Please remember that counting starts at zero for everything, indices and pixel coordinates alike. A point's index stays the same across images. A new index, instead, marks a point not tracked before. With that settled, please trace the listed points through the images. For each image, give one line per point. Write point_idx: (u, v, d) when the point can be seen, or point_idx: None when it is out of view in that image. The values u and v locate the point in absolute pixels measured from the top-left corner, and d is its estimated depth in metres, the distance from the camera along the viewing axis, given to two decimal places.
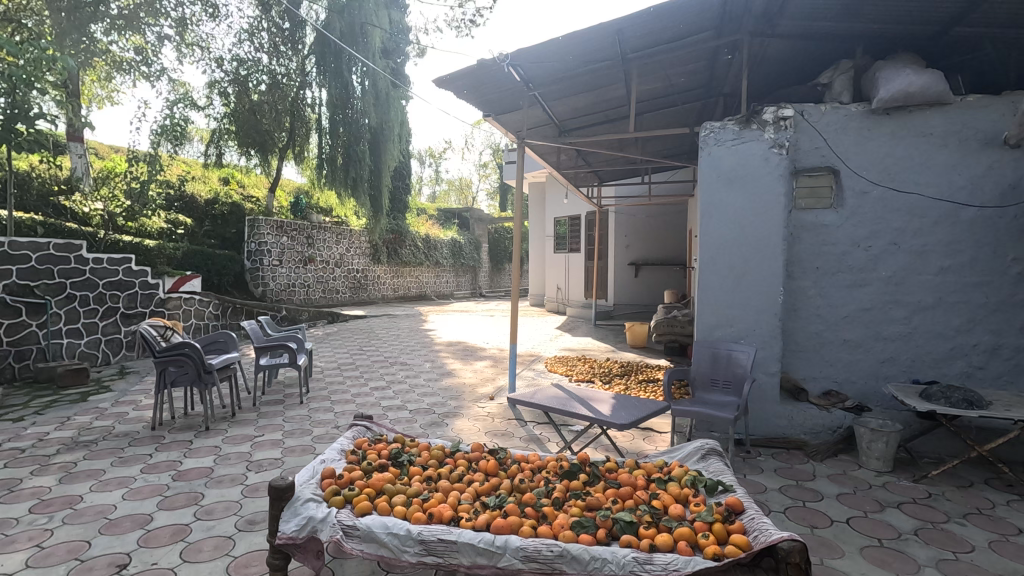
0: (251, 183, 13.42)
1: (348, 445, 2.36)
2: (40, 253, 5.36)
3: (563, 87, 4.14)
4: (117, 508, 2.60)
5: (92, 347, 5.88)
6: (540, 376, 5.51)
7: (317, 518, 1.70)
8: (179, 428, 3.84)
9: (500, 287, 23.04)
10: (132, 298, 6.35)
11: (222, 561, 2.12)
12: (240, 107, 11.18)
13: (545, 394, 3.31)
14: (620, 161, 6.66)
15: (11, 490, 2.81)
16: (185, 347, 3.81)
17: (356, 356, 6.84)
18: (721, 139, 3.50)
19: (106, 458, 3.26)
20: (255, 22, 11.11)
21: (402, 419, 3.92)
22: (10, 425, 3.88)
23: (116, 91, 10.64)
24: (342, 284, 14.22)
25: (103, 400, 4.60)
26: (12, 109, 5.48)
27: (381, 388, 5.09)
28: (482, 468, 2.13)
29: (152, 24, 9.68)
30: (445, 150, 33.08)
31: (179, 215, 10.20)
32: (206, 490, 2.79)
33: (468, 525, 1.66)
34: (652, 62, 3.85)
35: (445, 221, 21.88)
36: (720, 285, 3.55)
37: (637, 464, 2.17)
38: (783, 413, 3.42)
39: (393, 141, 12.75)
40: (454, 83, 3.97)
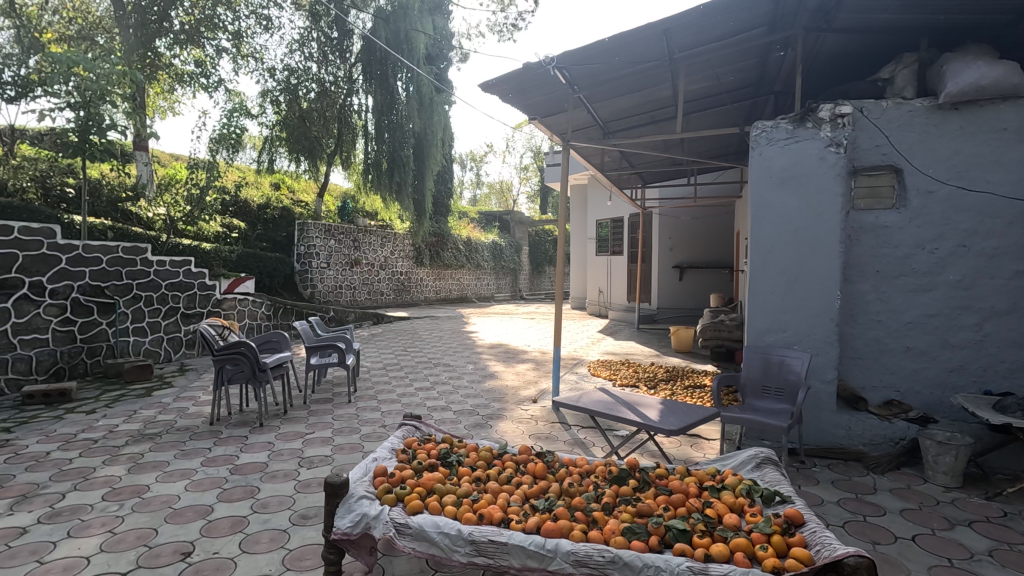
0: (301, 189, 13.91)
1: (398, 444, 2.40)
2: (111, 256, 5.69)
3: (608, 88, 4.11)
4: (180, 498, 2.73)
5: (155, 344, 6.22)
6: (584, 379, 5.48)
7: (370, 514, 1.73)
8: (235, 424, 4.01)
9: (540, 290, 23.03)
10: (192, 298, 6.66)
11: (278, 553, 2.20)
12: (291, 115, 11.59)
13: (591, 397, 3.28)
14: (664, 163, 6.54)
15: (85, 478, 2.99)
16: (242, 347, 3.96)
17: (401, 356, 6.97)
18: (773, 139, 3.40)
19: (170, 451, 3.43)
20: (305, 32, 11.55)
21: (448, 420, 3.97)
22: (83, 417, 4.14)
23: (177, 102, 11.23)
24: (386, 286, 14.52)
25: (166, 395, 4.85)
26: (87, 122, 5.85)
27: (426, 388, 5.17)
28: (529, 471, 2.13)
29: (211, 38, 10.10)
30: (487, 154, 33.39)
31: (233, 220, 10.67)
32: (261, 485, 2.90)
33: (519, 527, 1.66)
34: (700, 61, 3.77)
35: (486, 223, 22.06)
36: (772, 289, 3.44)
37: (689, 471, 2.12)
38: (840, 422, 3.28)
39: (436, 146, 12.95)
40: (501, 87, 4.00)
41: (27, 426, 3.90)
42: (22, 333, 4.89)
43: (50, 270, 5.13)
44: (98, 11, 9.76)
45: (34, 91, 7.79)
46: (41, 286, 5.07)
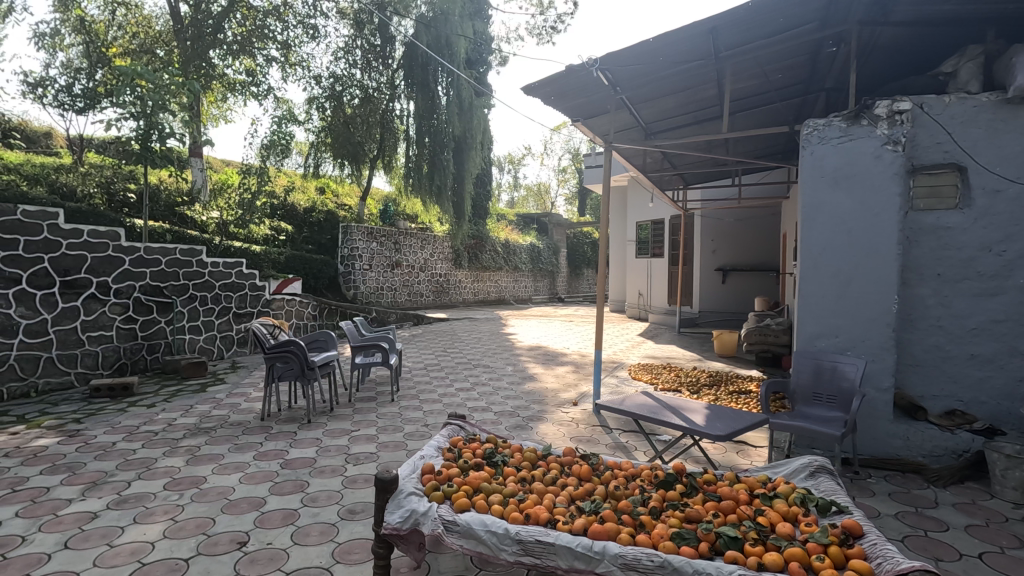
0: (344, 193, 14.32)
1: (444, 442, 2.45)
2: (169, 258, 5.97)
3: (652, 89, 4.06)
4: (234, 490, 2.85)
5: (209, 342, 6.50)
6: (624, 383, 5.42)
7: (419, 511, 1.77)
8: (285, 420, 4.14)
9: (578, 292, 22.93)
10: (243, 298, 6.93)
11: (328, 546, 2.26)
12: (336, 121, 11.96)
13: (634, 401, 3.24)
14: (708, 163, 6.41)
15: (148, 468, 3.15)
16: (291, 345, 4.10)
17: (441, 357, 7.08)
18: (825, 137, 3.30)
19: (224, 444, 3.58)
20: (349, 41, 11.92)
21: (489, 420, 4.00)
22: (145, 410, 4.37)
23: (229, 110, 11.72)
24: (426, 288, 14.73)
25: (220, 391, 5.05)
26: (147, 130, 6.18)
27: (467, 389, 5.23)
28: (575, 472, 2.13)
29: (262, 48, 10.49)
30: (524, 156, 33.55)
31: (281, 223, 11.09)
32: (311, 479, 2.99)
33: (565, 528, 1.66)
34: (747, 59, 3.68)
35: (524, 225, 22.14)
36: (823, 292, 3.33)
37: (738, 478, 2.08)
38: (897, 432, 3.14)
39: (476, 149, 13.05)
40: (543, 90, 4.02)
41: (95, 418, 4.14)
42: (89, 330, 5.21)
43: (115, 271, 5.44)
44: (157, 26, 10.30)
45: (100, 102, 8.30)
46: (107, 285, 5.38)
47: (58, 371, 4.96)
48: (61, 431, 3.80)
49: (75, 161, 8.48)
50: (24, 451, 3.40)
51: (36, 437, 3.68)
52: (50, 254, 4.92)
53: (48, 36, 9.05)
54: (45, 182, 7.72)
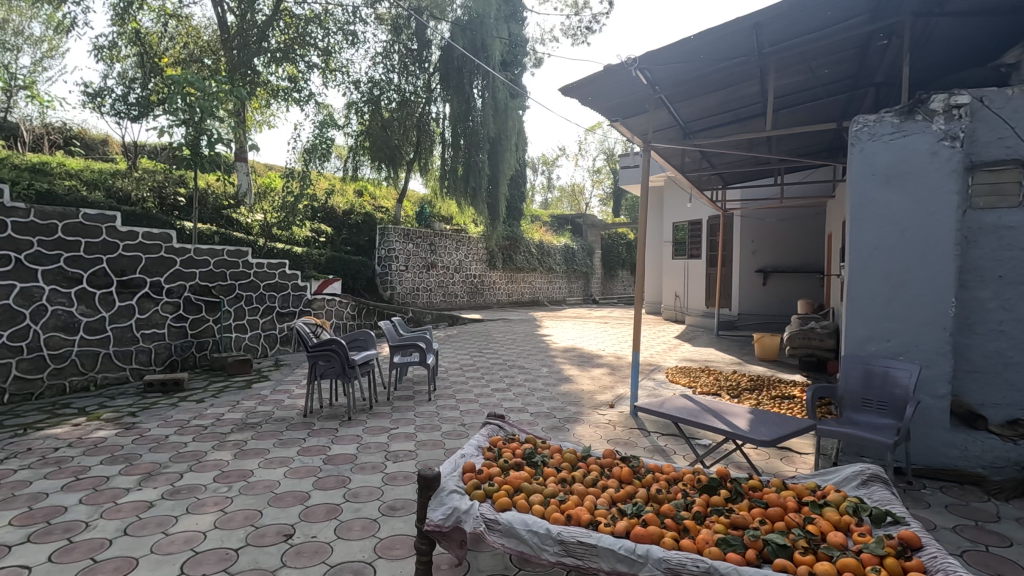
0: (382, 195, 14.59)
1: (484, 442, 2.47)
2: (217, 258, 6.20)
3: (693, 87, 4.00)
4: (280, 484, 2.94)
5: (254, 340, 6.72)
6: (662, 385, 5.35)
7: (461, 509, 1.78)
8: (326, 417, 4.25)
9: (613, 294, 22.72)
10: (286, 298, 7.13)
11: (370, 541, 2.31)
12: (374, 124, 12.21)
13: (673, 404, 3.19)
14: (749, 162, 6.26)
15: (199, 461, 3.28)
16: (333, 343, 4.20)
17: (476, 357, 7.13)
18: (876, 134, 3.18)
19: (269, 439, 3.69)
20: (387, 46, 12.14)
21: (526, 421, 4.01)
22: (195, 405, 4.55)
23: (272, 116, 12.08)
24: (461, 289, 14.85)
25: (264, 388, 5.22)
26: (196, 136, 6.44)
27: (502, 389, 5.25)
28: (615, 475, 2.12)
29: (303, 55, 10.79)
30: (558, 157, 33.51)
31: (321, 226, 11.39)
32: (352, 475, 3.06)
33: (607, 530, 1.66)
34: (791, 55, 3.58)
35: (558, 227, 22.10)
36: (874, 294, 3.21)
37: (785, 485, 2.02)
38: (955, 441, 3.00)
39: (511, 150, 13.08)
40: (581, 89, 4.00)
41: (149, 412, 4.33)
42: (143, 328, 5.46)
43: (167, 271, 5.69)
44: (205, 35, 10.72)
45: (153, 110, 8.71)
46: (160, 285, 5.63)
47: (114, 366, 5.21)
48: (118, 424, 3.99)
49: (130, 166, 8.90)
50: (85, 442, 3.58)
51: (96, 429, 3.87)
52: (108, 255, 5.17)
53: (107, 49, 9.52)
54: (103, 187, 8.14)
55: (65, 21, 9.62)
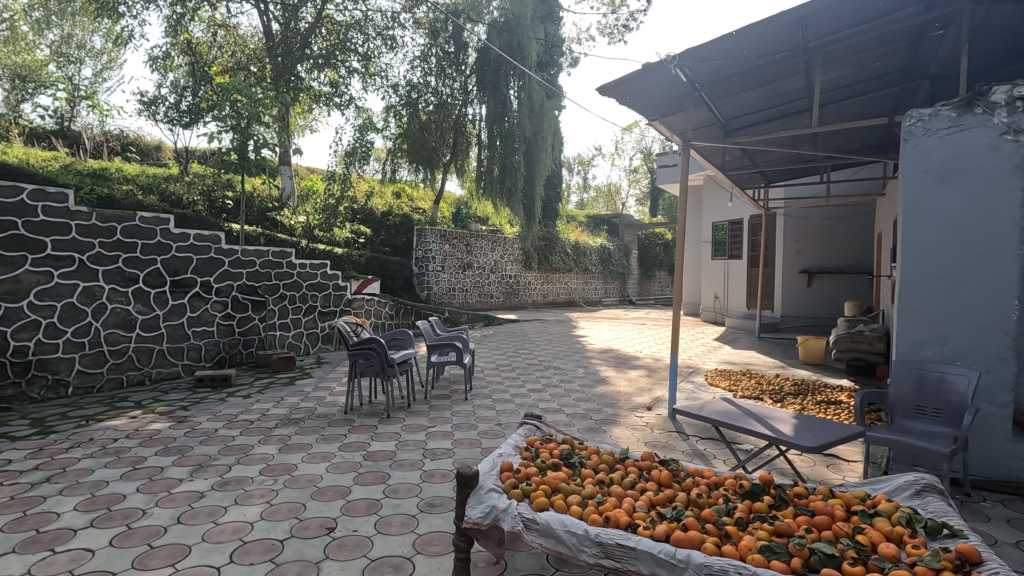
0: (419, 197, 14.81)
1: (521, 442, 2.48)
2: (263, 259, 6.42)
3: (734, 84, 3.92)
4: (322, 478, 3.02)
5: (297, 339, 6.92)
6: (701, 388, 5.24)
7: (499, 507, 1.80)
8: (366, 414, 4.34)
9: (650, 294, 22.40)
10: (328, 298, 7.32)
11: (409, 537, 2.35)
12: (412, 127, 12.40)
13: (714, 407, 3.13)
14: (793, 160, 6.07)
15: (246, 454, 3.41)
16: (373, 342, 4.29)
17: (512, 357, 7.15)
18: (931, 128, 3.04)
19: (312, 435, 3.80)
20: (425, 49, 12.30)
21: (562, 422, 4.00)
22: (241, 401, 4.72)
23: (315, 120, 12.40)
24: (496, 289, 14.91)
25: (307, 385, 5.37)
26: (243, 141, 6.68)
27: (538, 389, 5.25)
28: (654, 478, 2.09)
29: (344, 60, 11.06)
30: (595, 157, 33.29)
31: (360, 227, 11.65)
32: (391, 472, 3.12)
33: (646, 533, 1.64)
34: (838, 49, 3.45)
35: (595, 227, 21.95)
36: (928, 296, 3.07)
37: (833, 492, 1.95)
38: (1017, 452, 2.84)
39: (546, 151, 13.08)
40: (619, 88, 3.98)
41: (200, 406, 4.52)
42: (194, 325, 5.70)
43: (216, 271, 5.92)
44: (251, 44, 11.12)
45: (203, 117, 9.09)
46: (209, 285, 5.86)
47: (168, 362, 5.46)
48: (171, 417, 4.18)
49: (182, 172, 9.32)
50: (141, 434, 3.77)
51: (150, 422, 4.07)
52: (162, 256, 5.42)
53: (161, 59, 10.00)
54: (157, 192, 8.54)
55: (124, 34, 10.15)
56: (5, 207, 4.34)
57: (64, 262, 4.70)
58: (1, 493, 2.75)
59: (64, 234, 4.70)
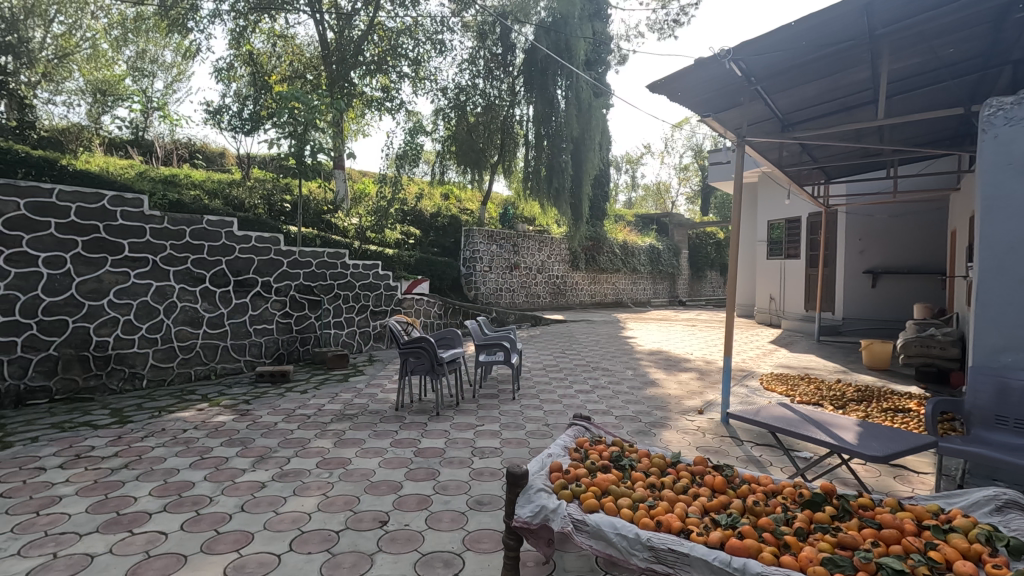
0: (467, 198, 14.98)
1: (570, 442, 2.47)
2: (318, 260, 6.66)
3: (793, 76, 3.77)
4: (375, 473, 3.11)
5: (351, 337, 7.14)
6: (756, 393, 5.06)
7: (549, 507, 1.80)
8: (417, 411, 4.44)
9: (701, 295, 21.82)
10: (379, 297, 7.52)
11: (459, 533, 2.38)
12: (460, 129, 12.55)
13: (770, 412, 3.02)
14: (856, 154, 5.77)
15: (304, 447, 3.55)
16: (423, 341, 4.38)
17: (560, 358, 7.12)
18: (1013, 118, 2.83)
19: (365, 430, 3.91)
20: (473, 52, 12.43)
21: (611, 424, 3.96)
22: (299, 396, 4.92)
23: (367, 125, 12.73)
24: (543, 289, 14.90)
25: (359, 382, 5.54)
26: (301, 146, 6.96)
27: (585, 391, 5.21)
28: (708, 483, 2.05)
29: (394, 65, 11.33)
30: (643, 156, 32.74)
31: (410, 228, 11.90)
32: (441, 468, 3.17)
33: (700, 540, 1.60)
34: (909, 36, 3.26)
35: (643, 227, 21.60)
36: (1009, 299, 2.85)
37: (901, 505, 1.85)
38: None
39: (594, 150, 13.00)
40: (670, 85, 3.89)
41: (260, 400, 4.74)
42: (255, 323, 5.98)
43: (276, 271, 6.19)
44: (308, 52, 11.56)
45: (263, 125, 9.52)
46: (270, 284, 6.14)
47: (231, 358, 5.75)
48: (234, 410, 4.40)
49: (244, 177, 9.79)
50: (208, 425, 3.99)
51: (216, 414, 4.30)
52: (227, 258, 5.71)
53: (225, 70, 10.54)
54: (222, 196, 9.00)
55: (192, 48, 10.75)
56: (88, 211, 4.68)
57: (140, 262, 5.03)
58: (86, 477, 2.98)
59: (140, 237, 5.02)
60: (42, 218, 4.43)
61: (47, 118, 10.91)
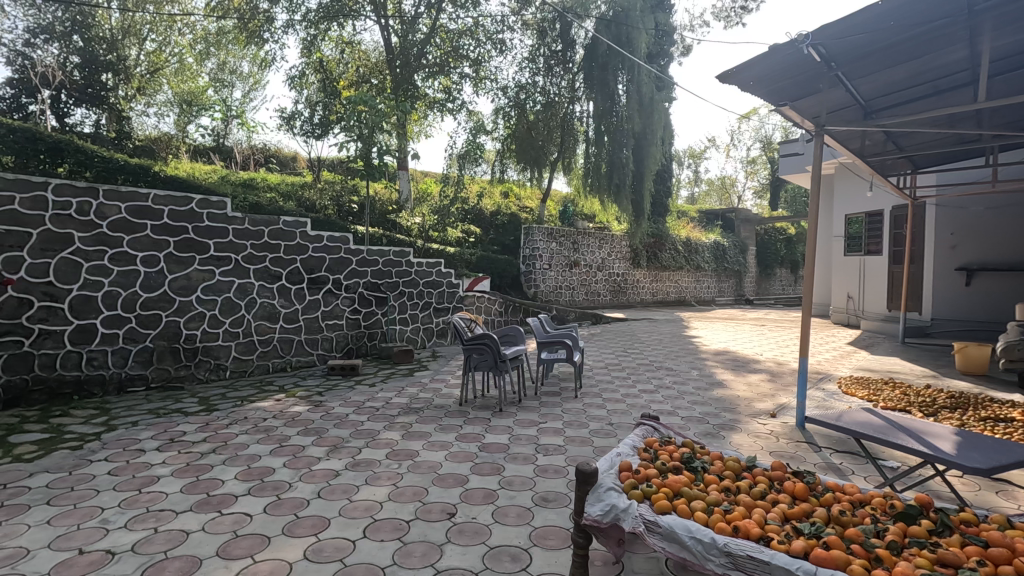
0: (527, 196, 15.04)
1: (639, 442, 2.44)
2: (385, 258, 6.87)
3: (880, 59, 3.52)
4: (442, 465, 3.18)
5: (415, 333, 7.33)
6: (834, 397, 4.79)
7: (620, 507, 1.77)
8: (480, 407, 4.50)
9: (769, 294, 20.85)
10: (443, 295, 7.68)
11: (525, 529, 2.40)
12: (520, 127, 12.54)
13: (854, 418, 2.84)
14: (949, 142, 5.33)
15: (374, 438, 3.68)
16: (486, 337, 4.43)
17: (622, 357, 7.01)
18: None
19: (431, 424, 4.01)
20: (533, 50, 12.46)
21: (676, 425, 3.85)
22: (367, 389, 5.10)
23: (430, 126, 12.98)
24: (603, 287, 14.69)
25: (424, 376, 5.68)
26: (368, 148, 7.22)
27: (650, 390, 5.11)
28: (787, 490, 1.96)
29: (456, 66, 11.55)
30: (707, 149, 31.70)
31: (470, 227, 12.06)
32: (505, 464, 3.20)
33: (782, 548, 1.53)
34: (1016, 10, 2.95)
35: (708, 223, 20.95)
36: None
37: (1010, 523, 1.70)
38: None
39: (656, 144, 12.77)
40: (741, 75, 3.76)
41: (332, 392, 4.96)
42: (327, 319, 6.26)
43: (346, 270, 6.44)
44: (373, 57, 11.98)
45: (332, 129, 9.94)
46: (340, 282, 6.40)
47: (305, 352, 6.05)
48: (309, 401, 4.63)
49: (314, 179, 10.27)
50: (285, 415, 4.21)
51: (292, 404, 4.53)
52: (300, 256, 6.00)
53: (297, 78, 11.07)
54: (295, 198, 9.49)
55: (268, 57, 11.37)
56: (179, 214, 5.04)
57: (224, 261, 5.38)
58: (179, 460, 3.22)
59: (224, 237, 5.37)
60: (140, 221, 4.82)
61: (141, 128, 11.87)
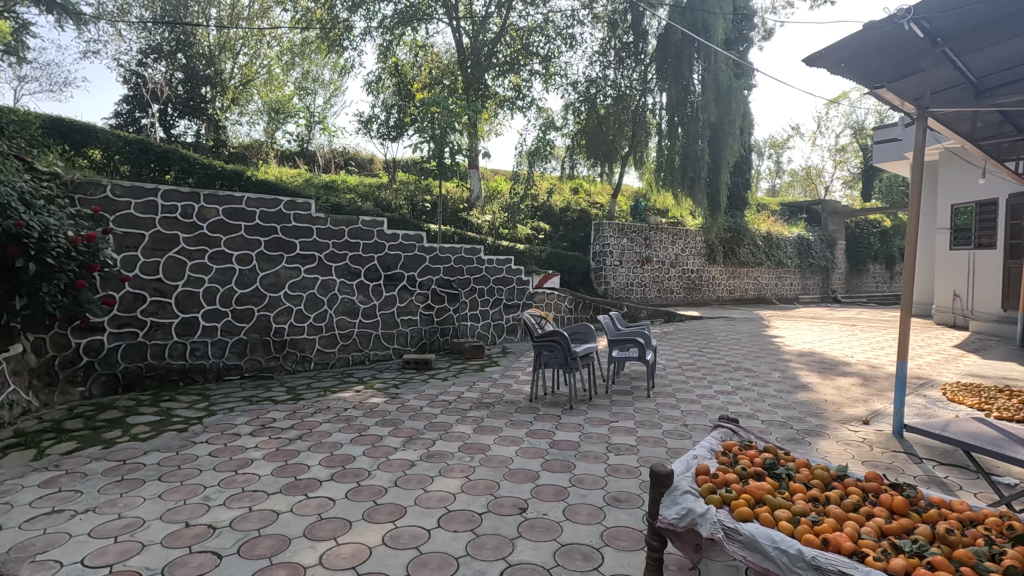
0: (597, 192, 14.87)
1: (717, 445, 2.34)
2: (457, 256, 7.01)
3: (995, 31, 3.16)
4: (512, 461, 3.21)
5: (486, 328, 7.44)
6: (937, 404, 4.38)
7: (696, 511, 1.70)
8: (550, 404, 4.50)
9: (860, 292, 19.38)
10: (512, 291, 7.74)
11: (597, 528, 2.37)
12: (590, 122, 12.37)
13: (962, 428, 2.57)
14: None
15: (446, 431, 3.78)
16: (556, 334, 4.44)
17: (697, 356, 6.76)
18: None
19: (501, 419, 4.06)
20: (604, 43, 12.27)
21: (756, 429, 3.67)
22: (440, 383, 5.24)
23: (500, 125, 13.08)
24: (677, 284, 14.23)
25: (494, 372, 5.75)
26: (440, 148, 7.40)
27: (727, 391, 4.89)
28: (884, 503, 1.81)
29: (526, 64, 11.59)
30: (790, 138, 29.91)
31: (539, 224, 12.07)
32: (576, 462, 3.18)
33: (878, 565, 1.42)
34: None
35: (791, 216, 19.77)
36: None
37: None
38: None
39: (734, 135, 12.23)
40: (830, 57, 3.51)
41: (407, 385, 5.13)
42: (402, 314, 6.49)
43: (419, 267, 6.64)
44: (444, 59, 12.25)
45: (405, 130, 10.27)
46: (414, 279, 6.61)
47: (382, 346, 6.30)
48: (385, 393, 4.82)
49: (389, 180, 10.66)
50: (364, 406, 4.41)
51: (370, 396, 4.73)
52: (377, 254, 6.24)
53: (374, 82, 11.51)
54: (372, 199, 9.89)
55: (347, 65, 11.91)
56: (269, 215, 5.40)
57: (308, 260, 5.70)
58: (270, 445, 3.46)
59: (308, 236, 5.69)
60: (235, 222, 5.20)
61: (235, 136, 12.83)
